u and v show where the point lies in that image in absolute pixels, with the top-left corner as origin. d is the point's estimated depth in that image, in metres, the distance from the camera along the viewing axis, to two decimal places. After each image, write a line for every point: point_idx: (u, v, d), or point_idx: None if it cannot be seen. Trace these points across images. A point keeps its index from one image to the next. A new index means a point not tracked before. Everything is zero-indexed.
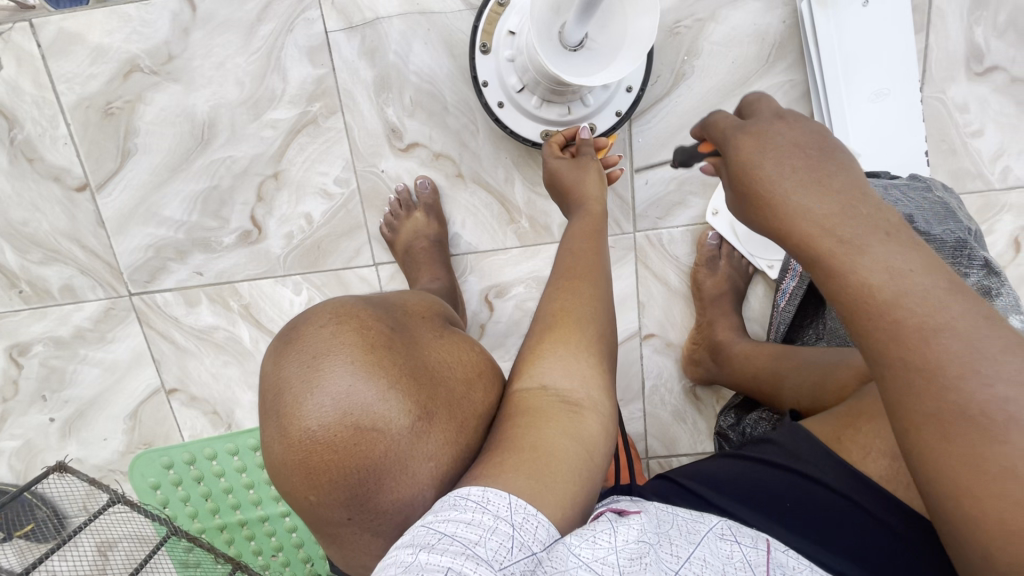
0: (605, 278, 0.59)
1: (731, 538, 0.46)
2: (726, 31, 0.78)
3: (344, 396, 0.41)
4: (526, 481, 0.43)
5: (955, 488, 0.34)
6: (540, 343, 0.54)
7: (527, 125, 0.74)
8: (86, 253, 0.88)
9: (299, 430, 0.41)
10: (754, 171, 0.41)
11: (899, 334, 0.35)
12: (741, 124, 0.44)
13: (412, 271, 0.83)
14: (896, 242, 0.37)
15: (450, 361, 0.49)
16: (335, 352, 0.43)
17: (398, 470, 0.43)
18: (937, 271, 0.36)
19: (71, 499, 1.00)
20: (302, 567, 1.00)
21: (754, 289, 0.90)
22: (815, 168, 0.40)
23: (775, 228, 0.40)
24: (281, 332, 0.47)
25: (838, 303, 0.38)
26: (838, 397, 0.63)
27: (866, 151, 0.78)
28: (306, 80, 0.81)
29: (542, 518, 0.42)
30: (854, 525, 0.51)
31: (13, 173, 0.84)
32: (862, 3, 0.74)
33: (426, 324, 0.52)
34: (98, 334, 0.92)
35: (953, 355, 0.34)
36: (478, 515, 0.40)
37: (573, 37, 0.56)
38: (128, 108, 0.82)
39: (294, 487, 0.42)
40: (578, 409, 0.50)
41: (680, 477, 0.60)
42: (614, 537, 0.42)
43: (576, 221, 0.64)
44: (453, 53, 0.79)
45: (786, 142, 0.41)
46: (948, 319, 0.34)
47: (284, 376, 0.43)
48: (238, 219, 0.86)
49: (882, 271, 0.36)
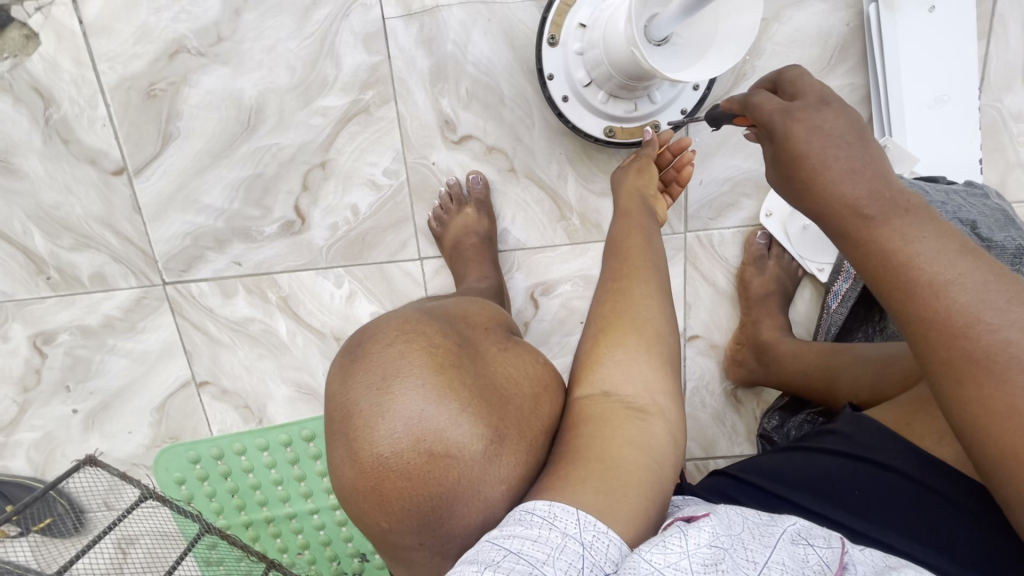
0: (662, 271, 0.55)
1: (804, 542, 0.42)
2: (789, 32, 0.78)
3: (414, 420, 0.39)
4: (595, 497, 0.39)
5: (982, 434, 0.36)
6: (596, 345, 0.49)
7: (591, 120, 0.73)
8: (120, 239, 0.85)
9: (370, 456, 0.39)
10: (800, 157, 0.41)
11: (911, 290, 0.38)
12: (788, 108, 0.44)
13: (461, 267, 0.81)
14: (917, 215, 0.39)
15: (520, 378, 0.45)
16: (403, 373, 0.41)
17: (470, 496, 0.40)
18: (951, 237, 0.38)
19: (92, 495, 0.95)
20: (329, 566, 0.97)
21: (802, 292, 0.89)
22: (857, 154, 0.40)
23: (811, 207, 0.42)
24: (346, 349, 0.45)
25: (876, 280, 0.40)
26: (897, 390, 0.61)
27: (925, 157, 0.77)
28: (360, 68, 0.79)
29: (613, 536, 0.38)
30: (927, 511, 0.48)
31: (46, 155, 0.81)
32: (929, 8, 0.74)
33: (491, 335, 0.48)
34: (128, 323, 0.89)
35: (958, 306, 0.36)
36: (546, 532, 0.37)
37: (661, 31, 0.55)
38: (172, 91, 0.79)
39: (367, 513, 0.40)
40: (645, 415, 0.45)
41: (737, 469, 0.59)
42: (685, 540, 0.37)
43: (617, 222, 0.62)
44: (513, 45, 0.78)
45: (826, 130, 0.41)
46: (955, 277, 0.36)
47: (351, 398, 0.41)
48: (281, 209, 0.84)
49: (902, 239, 0.38)
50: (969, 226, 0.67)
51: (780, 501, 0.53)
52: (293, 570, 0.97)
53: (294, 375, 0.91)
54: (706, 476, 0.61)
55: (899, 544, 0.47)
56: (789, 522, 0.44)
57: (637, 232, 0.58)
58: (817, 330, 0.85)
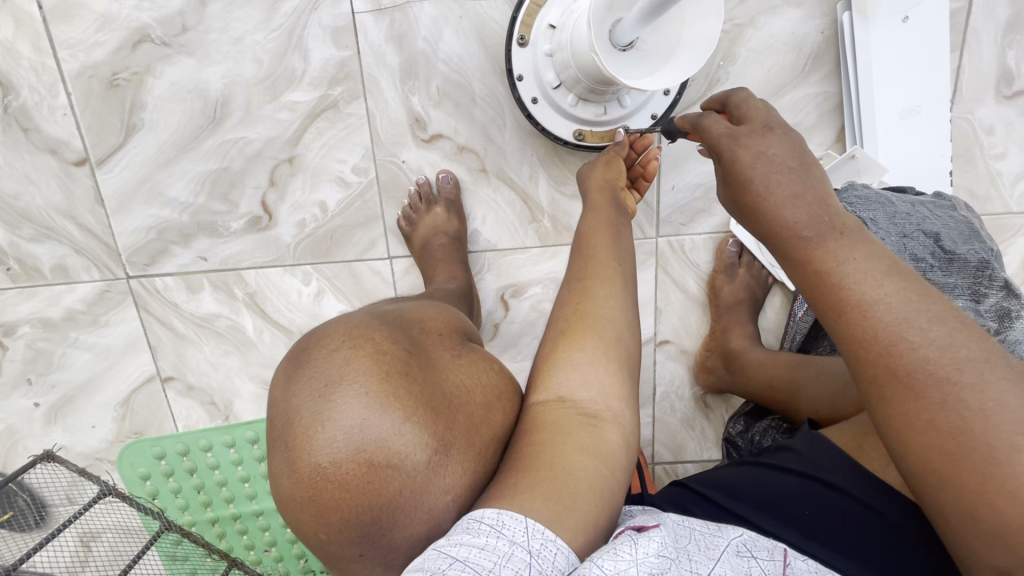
0: (626, 272, 0.55)
1: (749, 554, 0.42)
2: (764, 38, 0.77)
3: (356, 429, 0.38)
4: (545, 504, 0.39)
5: (908, 448, 0.37)
6: (555, 347, 0.49)
7: (560, 122, 0.72)
8: (82, 232, 0.83)
9: (308, 467, 0.37)
10: (746, 181, 0.44)
11: (844, 310, 0.39)
12: (734, 133, 0.46)
13: (429, 267, 0.80)
14: (850, 237, 0.40)
15: (471, 386, 0.44)
16: (348, 380, 0.39)
17: (413, 507, 0.39)
18: (881, 257, 0.40)
19: (54, 490, 0.94)
20: (295, 565, 0.96)
21: (771, 299, 0.89)
22: (797, 178, 0.42)
23: (758, 226, 0.44)
24: (293, 354, 0.44)
25: (814, 299, 0.41)
26: (855, 410, 0.62)
27: (894, 168, 0.77)
28: (329, 63, 0.78)
29: (561, 544, 0.38)
30: (872, 531, 0.49)
31: (5, 143, 0.79)
32: (902, 19, 0.73)
33: (445, 343, 0.47)
34: (91, 317, 0.87)
35: (884, 325, 0.37)
36: (492, 540, 0.36)
37: (627, 36, 0.54)
38: (135, 81, 0.78)
39: (305, 525, 0.39)
40: (598, 422, 0.45)
41: (694, 482, 0.58)
42: (635, 548, 0.38)
43: (587, 213, 0.62)
44: (485, 43, 0.77)
45: (771, 158, 0.43)
46: (882, 296, 0.38)
47: (294, 405, 0.40)
48: (248, 204, 0.82)
49: (833, 259, 0.40)
50: (933, 240, 0.67)
51: (735, 517, 0.52)
52: (258, 568, 0.96)
53: (261, 372, 0.90)
54: (665, 488, 0.60)
55: (844, 565, 0.47)
56: (736, 534, 0.45)
57: (606, 227, 0.58)
58: (785, 337, 0.85)
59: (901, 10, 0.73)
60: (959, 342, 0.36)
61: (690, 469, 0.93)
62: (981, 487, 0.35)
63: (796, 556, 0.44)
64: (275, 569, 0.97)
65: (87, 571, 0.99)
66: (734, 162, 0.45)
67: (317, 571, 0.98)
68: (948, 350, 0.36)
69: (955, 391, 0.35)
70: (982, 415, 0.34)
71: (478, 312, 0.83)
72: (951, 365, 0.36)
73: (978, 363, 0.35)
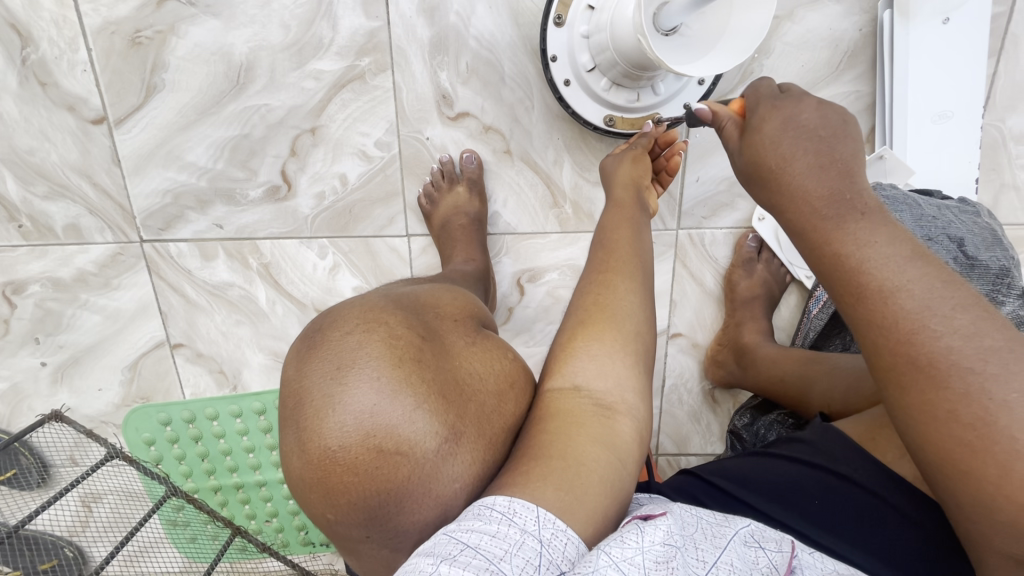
0: (646, 270, 0.53)
1: (757, 543, 0.41)
2: (801, 31, 0.76)
3: (368, 412, 0.36)
4: (556, 493, 0.38)
5: (925, 436, 0.36)
6: (572, 336, 0.48)
7: (592, 107, 0.71)
8: (97, 192, 0.82)
9: (317, 448, 0.36)
10: (767, 147, 0.43)
11: (863, 295, 0.37)
12: (770, 97, 0.46)
13: (447, 247, 0.79)
14: (872, 219, 0.39)
15: (483, 373, 0.43)
16: (359, 362, 0.38)
17: (421, 494, 0.37)
18: (902, 242, 0.38)
19: (57, 450, 0.93)
20: (295, 535, 0.98)
21: (787, 297, 0.88)
22: (825, 151, 0.41)
23: (775, 200, 0.43)
24: (306, 332, 0.42)
25: (833, 284, 0.40)
26: (866, 404, 0.60)
27: (923, 171, 0.76)
28: (358, 32, 0.76)
29: (572, 534, 0.37)
30: (877, 517, 0.47)
31: (22, 97, 0.77)
32: (942, 20, 0.72)
33: (460, 328, 0.45)
34: (103, 279, 0.86)
35: (906, 311, 0.36)
36: (504, 528, 0.35)
37: (672, 20, 0.53)
38: (158, 40, 0.76)
39: (312, 505, 0.37)
40: (612, 413, 0.44)
41: (704, 471, 0.57)
42: (641, 537, 0.37)
43: (609, 212, 0.61)
44: (518, 21, 0.76)
45: (801, 124, 0.43)
46: (904, 283, 0.36)
47: (304, 385, 0.38)
48: (267, 173, 0.81)
49: (855, 242, 0.38)
50: (956, 244, 0.67)
51: (743, 506, 0.51)
52: (259, 536, 0.97)
53: (272, 343, 0.90)
54: (673, 475, 0.59)
55: (848, 552, 0.46)
56: (743, 524, 0.43)
57: (628, 225, 0.57)
58: (798, 335, 0.85)
59: (942, 11, 0.72)
60: (985, 332, 0.34)
61: (693, 462, 0.94)
62: (1003, 480, 0.32)
63: (804, 549, 0.43)
64: (275, 539, 0.99)
65: (87, 532, 0.99)
66: (764, 131, 0.44)
67: (317, 543, 0.99)
68: (974, 338, 0.34)
69: (978, 382, 0.33)
70: (1005, 407, 0.32)
71: (493, 296, 0.82)
72: (976, 355, 0.34)
73: (1005, 354, 0.33)
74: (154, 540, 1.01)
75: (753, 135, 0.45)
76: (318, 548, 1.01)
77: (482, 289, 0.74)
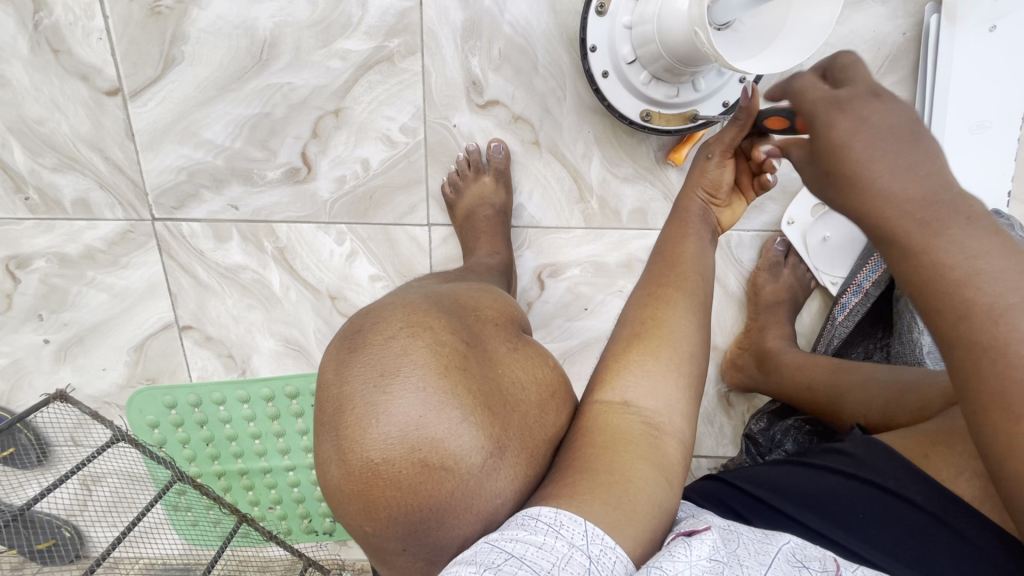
0: (704, 287, 0.53)
1: (800, 564, 0.39)
2: (844, 32, 0.75)
3: (412, 423, 0.34)
4: (604, 509, 0.37)
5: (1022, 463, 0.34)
6: (626, 352, 0.48)
7: (629, 100, 0.69)
8: (108, 166, 0.79)
9: (358, 459, 0.34)
10: (840, 151, 0.41)
11: (965, 311, 0.37)
12: (835, 96, 0.42)
13: (471, 239, 0.77)
14: (977, 224, 0.37)
15: (527, 383, 0.41)
16: (403, 370, 0.36)
17: (463, 510, 0.35)
18: (1012, 255, 0.37)
19: (59, 429, 0.91)
20: (299, 523, 0.96)
21: (809, 303, 0.87)
22: (908, 153, 0.39)
23: (853, 205, 0.41)
24: (344, 332, 0.40)
25: (925, 294, 0.39)
26: (910, 418, 0.59)
27: (958, 181, 0.74)
28: (388, 12, 0.74)
29: (620, 552, 0.35)
30: (923, 534, 0.46)
31: (33, 64, 0.74)
32: (989, 28, 0.71)
33: (501, 332, 0.43)
34: (112, 257, 0.83)
35: (1016, 332, 0.35)
36: (551, 540, 0.34)
37: (727, 14, 0.52)
38: (179, 11, 0.73)
39: (350, 515, 0.36)
40: (660, 434, 0.44)
41: (736, 478, 0.56)
42: (689, 550, 0.36)
43: (667, 225, 0.59)
44: (555, 9, 0.74)
45: (875, 125, 0.40)
46: (1017, 301, 0.35)
47: (343, 391, 0.36)
48: (286, 154, 0.79)
49: (962, 253, 0.37)
50: None
51: (780, 514, 0.50)
52: (262, 523, 0.95)
53: (283, 329, 0.87)
54: (700, 480, 0.58)
55: (886, 562, 0.45)
56: (783, 541, 0.42)
57: (685, 238, 0.56)
58: (819, 341, 0.84)
59: (989, 18, 0.71)
60: None
61: (705, 464, 0.92)
62: None
63: (846, 566, 0.41)
64: (279, 526, 0.97)
65: (86, 513, 0.96)
66: (836, 133, 0.41)
67: (321, 532, 0.97)
68: None
69: None
70: None
71: (515, 289, 0.80)
72: None
73: None
74: (156, 523, 0.99)
75: (821, 141, 0.42)
76: (322, 536, 0.99)
77: (506, 282, 0.72)
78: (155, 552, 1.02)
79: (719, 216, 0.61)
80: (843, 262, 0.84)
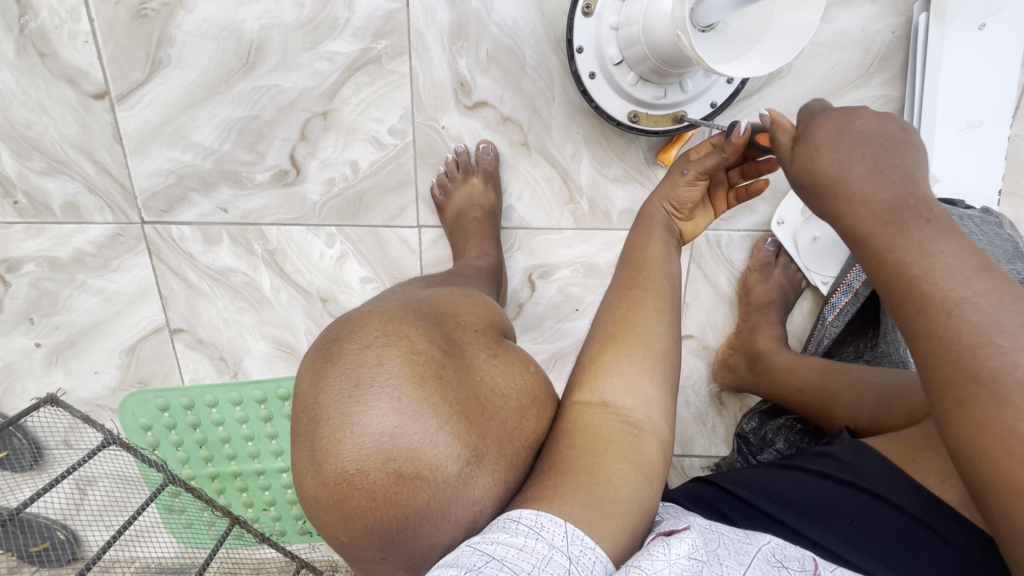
0: (674, 287, 0.54)
1: (781, 564, 0.39)
2: (833, 31, 0.75)
3: (386, 433, 0.34)
4: (583, 510, 0.37)
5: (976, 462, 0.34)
6: (602, 353, 0.48)
7: (617, 101, 0.69)
8: (97, 170, 0.78)
9: (333, 470, 0.34)
10: (818, 161, 0.42)
11: (924, 307, 0.36)
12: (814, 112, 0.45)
13: (460, 239, 0.77)
14: (938, 227, 0.37)
15: (506, 390, 0.41)
16: (379, 380, 0.36)
17: (441, 517, 0.35)
18: (972, 255, 0.36)
19: (51, 432, 0.90)
20: (293, 524, 0.96)
21: (800, 303, 0.88)
22: (885, 157, 0.40)
23: (834, 209, 0.42)
24: (321, 342, 0.40)
25: (892, 294, 0.39)
26: (900, 422, 0.58)
27: (947, 180, 0.74)
28: (375, 14, 0.73)
29: (600, 552, 0.35)
30: (909, 537, 0.46)
31: (19, 68, 0.74)
32: (978, 26, 0.70)
33: (481, 339, 0.43)
34: (102, 260, 0.83)
35: (969, 323, 0.34)
36: (531, 541, 0.34)
37: (711, 16, 0.51)
38: (164, 13, 0.73)
39: (326, 524, 0.36)
40: (640, 433, 0.44)
41: (725, 481, 0.56)
42: (668, 549, 0.36)
43: (636, 229, 0.60)
44: (543, 9, 0.73)
45: (858, 133, 0.42)
46: (971, 296, 0.35)
47: (318, 402, 0.36)
48: (275, 156, 0.78)
49: (918, 249, 0.37)
50: None
51: (765, 519, 0.50)
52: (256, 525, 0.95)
53: (274, 331, 0.87)
54: (688, 482, 0.58)
55: (865, 562, 0.45)
56: (765, 541, 0.42)
57: (654, 243, 0.57)
58: (810, 341, 0.84)
59: (979, 15, 0.70)
60: None
61: (696, 464, 0.93)
62: None
63: (827, 566, 0.41)
64: (272, 528, 0.96)
65: (80, 515, 0.96)
66: (818, 141, 0.43)
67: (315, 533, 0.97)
68: None
69: None
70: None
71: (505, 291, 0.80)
72: None
73: None
74: (150, 525, 0.99)
75: (804, 144, 0.44)
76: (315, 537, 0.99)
77: (495, 284, 0.72)
78: (149, 554, 1.02)
79: (681, 228, 0.62)
80: (833, 262, 0.83)
